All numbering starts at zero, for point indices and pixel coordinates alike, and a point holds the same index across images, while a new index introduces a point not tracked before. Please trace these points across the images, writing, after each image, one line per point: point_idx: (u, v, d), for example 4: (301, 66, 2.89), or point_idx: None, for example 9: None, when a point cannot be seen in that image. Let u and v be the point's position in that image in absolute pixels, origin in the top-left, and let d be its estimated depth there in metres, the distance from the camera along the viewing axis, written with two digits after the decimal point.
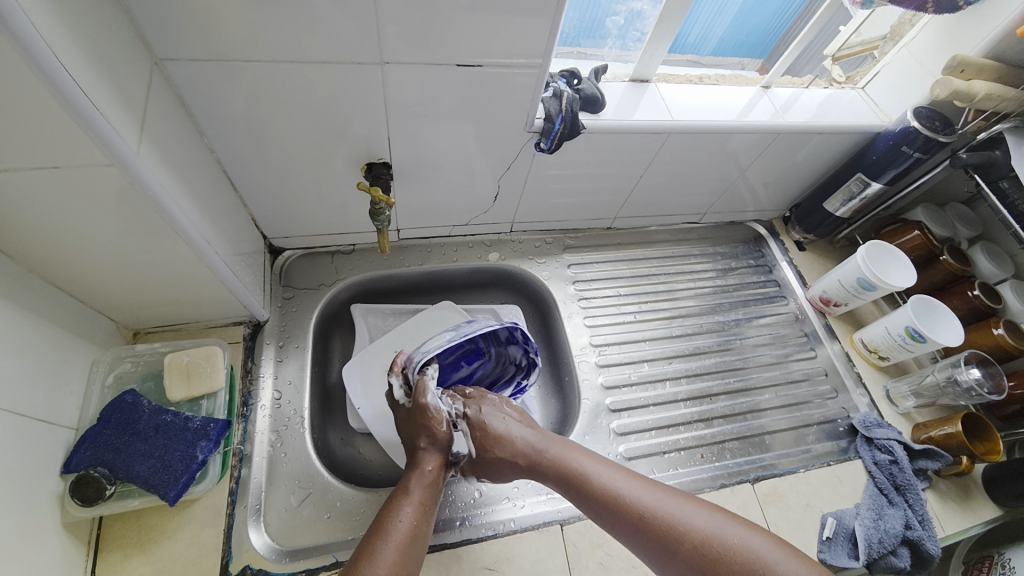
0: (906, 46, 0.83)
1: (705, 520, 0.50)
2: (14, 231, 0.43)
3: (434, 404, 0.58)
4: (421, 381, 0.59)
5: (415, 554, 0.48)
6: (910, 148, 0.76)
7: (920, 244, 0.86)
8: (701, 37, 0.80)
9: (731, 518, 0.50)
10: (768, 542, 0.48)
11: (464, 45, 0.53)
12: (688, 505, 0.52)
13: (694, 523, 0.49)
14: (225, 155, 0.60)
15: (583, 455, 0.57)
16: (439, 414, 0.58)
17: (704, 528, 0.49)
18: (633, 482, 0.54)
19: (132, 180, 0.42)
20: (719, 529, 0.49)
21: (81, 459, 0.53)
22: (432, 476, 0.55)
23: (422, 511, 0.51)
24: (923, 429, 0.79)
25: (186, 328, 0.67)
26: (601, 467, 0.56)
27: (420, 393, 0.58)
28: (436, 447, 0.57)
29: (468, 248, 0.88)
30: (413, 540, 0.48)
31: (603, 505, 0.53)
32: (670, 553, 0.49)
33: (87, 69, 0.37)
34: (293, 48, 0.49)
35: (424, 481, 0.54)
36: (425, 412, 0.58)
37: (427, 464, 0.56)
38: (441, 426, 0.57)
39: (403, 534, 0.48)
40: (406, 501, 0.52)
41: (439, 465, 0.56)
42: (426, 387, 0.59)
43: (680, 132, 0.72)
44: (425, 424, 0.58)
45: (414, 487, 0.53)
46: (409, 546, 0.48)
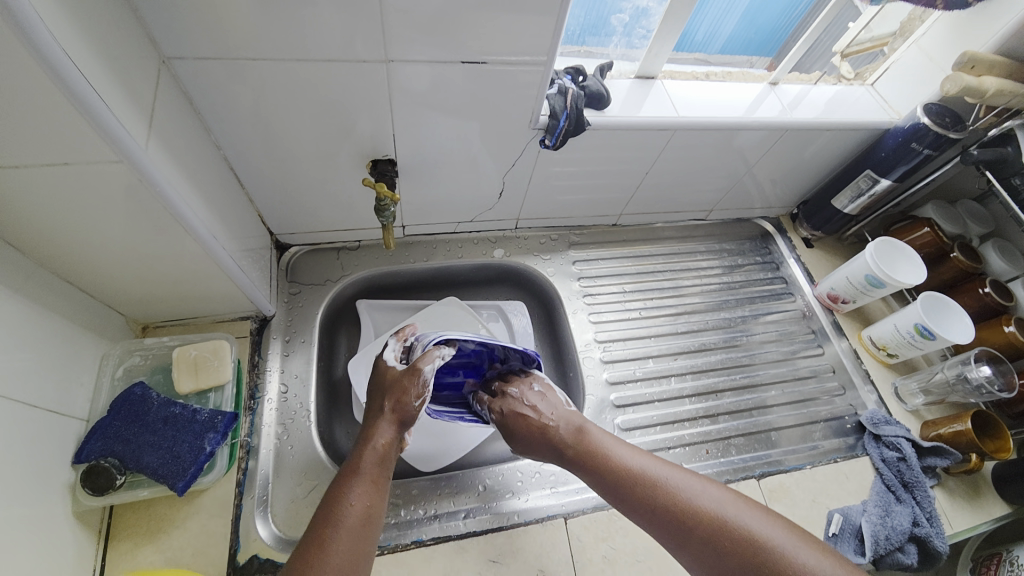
0: (917, 41, 0.81)
1: (723, 506, 0.50)
2: (25, 225, 0.44)
3: (426, 376, 0.58)
4: (426, 352, 0.59)
5: (368, 535, 0.48)
6: (919, 144, 0.75)
7: (929, 241, 0.85)
8: (710, 35, 0.79)
9: (749, 507, 0.50)
10: (785, 530, 0.48)
11: (468, 43, 0.53)
12: (708, 490, 0.52)
13: (713, 509, 0.50)
14: (232, 152, 0.60)
15: (607, 438, 0.58)
16: (418, 388, 0.57)
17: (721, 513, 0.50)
18: (652, 464, 0.55)
19: (141, 176, 0.43)
20: (737, 515, 0.49)
21: (92, 449, 0.54)
22: (384, 451, 0.54)
23: (375, 489, 0.51)
24: (931, 426, 0.79)
25: (194, 322, 0.68)
26: (623, 450, 0.57)
27: (418, 361, 0.58)
28: (396, 419, 0.56)
29: (474, 244, 0.88)
30: (367, 521, 0.48)
31: (623, 486, 0.54)
32: (685, 536, 0.50)
33: (96, 67, 0.37)
34: (298, 46, 0.49)
35: (376, 456, 0.53)
36: (411, 380, 0.57)
37: (379, 438, 0.54)
38: (411, 399, 0.56)
39: (357, 517, 0.48)
40: (357, 481, 0.51)
41: (394, 439, 0.55)
42: (429, 358, 0.58)
43: (686, 129, 0.71)
44: (400, 393, 0.57)
45: (367, 464, 0.52)
46: (362, 528, 0.47)
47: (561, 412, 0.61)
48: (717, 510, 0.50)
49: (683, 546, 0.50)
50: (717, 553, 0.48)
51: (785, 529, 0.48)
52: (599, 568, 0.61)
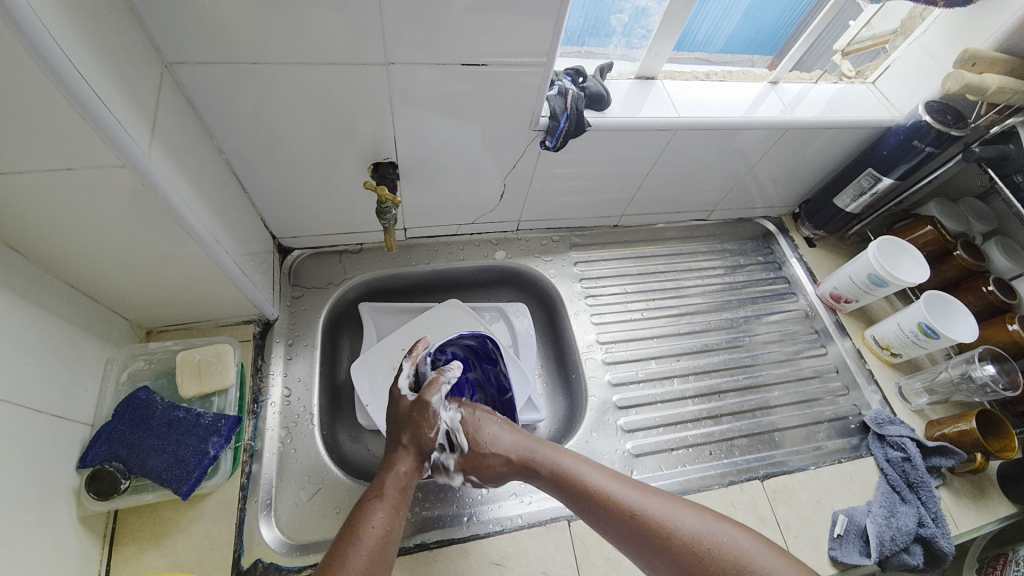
0: (917, 40, 0.81)
1: (693, 519, 0.51)
2: (30, 231, 0.44)
3: (436, 408, 0.58)
4: (435, 381, 0.59)
5: (387, 557, 0.48)
6: (921, 142, 0.75)
7: (933, 239, 0.85)
8: (710, 35, 0.79)
9: (722, 521, 0.51)
10: (760, 543, 0.48)
11: (469, 45, 0.53)
12: (679, 504, 0.53)
13: (684, 523, 0.50)
14: (234, 157, 0.61)
15: (571, 456, 0.58)
16: (432, 420, 0.58)
17: (694, 527, 0.50)
18: (621, 481, 0.55)
19: (144, 181, 0.43)
20: (711, 530, 0.50)
21: (96, 454, 0.54)
22: (406, 479, 0.55)
23: (395, 513, 0.52)
24: (936, 426, 0.78)
25: (197, 326, 0.68)
26: (587, 466, 0.57)
27: (428, 392, 0.58)
28: (415, 449, 0.57)
29: (475, 246, 0.88)
30: (386, 543, 0.49)
31: (590, 503, 0.54)
32: (656, 550, 0.50)
33: (98, 72, 0.37)
34: (299, 50, 0.50)
35: (398, 483, 0.54)
36: (423, 412, 0.58)
37: (401, 466, 0.56)
38: (429, 431, 0.58)
39: (375, 538, 0.49)
40: (379, 504, 0.52)
41: (413, 469, 0.57)
42: (436, 388, 0.58)
43: (687, 129, 0.72)
44: (414, 425, 0.58)
45: (388, 490, 0.54)
46: (380, 549, 0.48)
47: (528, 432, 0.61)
48: (687, 524, 0.50)
49: (655, 560, 0.50)
50: (688, 567, 0.48)
51: (757, 541, 0.49)
52: (603, 570, 0.61)
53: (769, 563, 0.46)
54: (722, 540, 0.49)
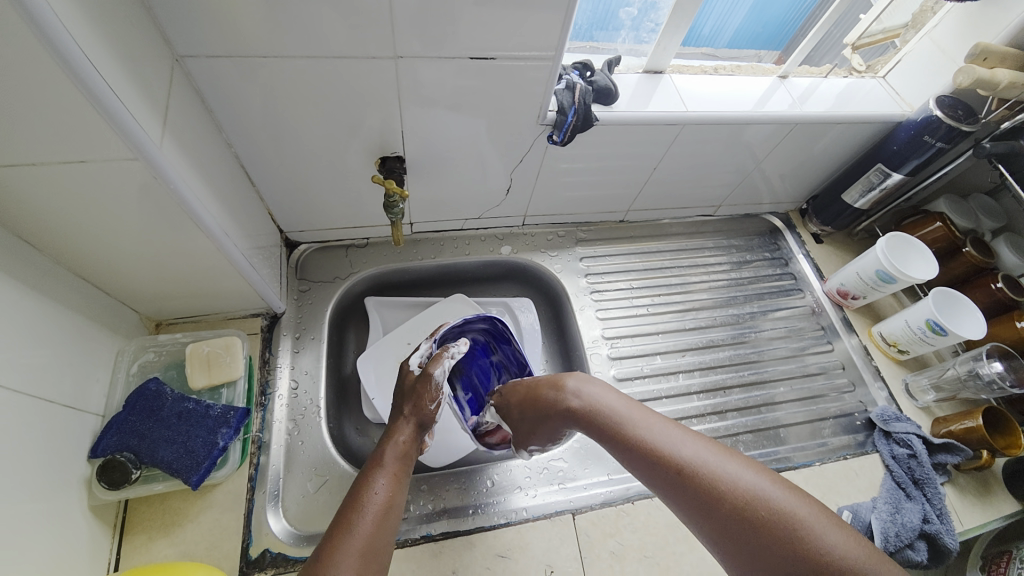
0: (929, 33, 0.81)
1: (748, 480, 0.47)
2: (42, 223, 0.44)
3: (438, 381, 0.59)
4: (438, 355, 0.61)
5: (389, 526, 0.49)
6: (932, 137, 0.74)
7: (942, 236, 0.84)
8: (717, 29, 0.79)
9: (784, 487, 0.46)
10: (819, 514, 0.43)
11: (477, 39, 0.53)
12: (737, 463, 0.48)
13: (740, 482, 0.46)
14: (242, 150, 0.61)
15: (618, 402, 0.59)
16: (433, 393, 0.59)
17: (749, 485, 0.46)
18: (668, 429, 0.54)
19: (155, 173, 0.43)
20: (767, 492, 0.45)
21: (107, 444, 0.54)
22: (405, 447, 0.56)
23: (395, 482, 0.52)
24: (942, 424, 0.78)
25: (205, 319, 0.69)
26: (644, 417, 0.56)
27: (431, 365, 0.60)
28: (415, 420, 0.58)
29: (481, 241, 0.88)
30: (388, 511, 0.49)
31: (645, 454, 0.52)
32: (708, 508, 0.46)
33: (112, 65, 0.38)
34: (307, 44, 0.50)
35: (397, 451, 0.55)
36: (425, 385, 0.59)
37: (401, 435, 0.57)
38: (429, 404, 0.59)
39: (378, 506, 0.49)
40: (380, 473, 0.52)
41: (412, 439, 0.57)
42: (440, 362, 0.60)
43: (695, 124, 0.71)
44: (416, 397, 0.59)
45: (388, 458, 0.54)
46: (383, 517, 0.49)
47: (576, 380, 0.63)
48: (742, 483, 0.46)
49: (703, 521, 0.47)
50: (742, 529, 0.44)
51: (819, 512, 0.43)
52: (607, 563, 0.61)
53: (830, 534, 0.42)
54: (778, 504, 0.44)
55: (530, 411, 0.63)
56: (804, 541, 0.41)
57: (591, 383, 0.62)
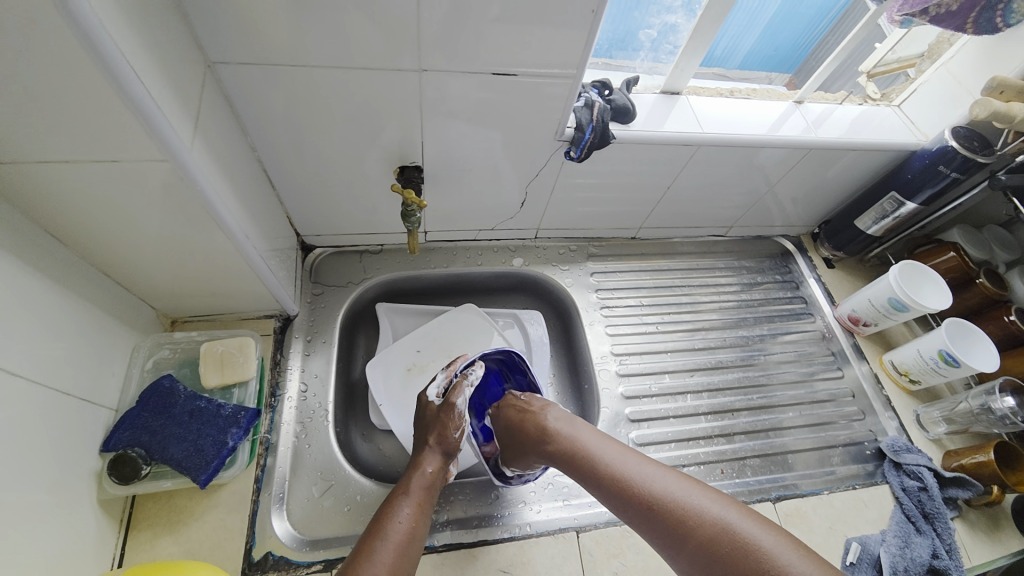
0: (944, 64, 0.82)
1: (714, 510, 0.48)
2: (70, 218, 0.46)
3: (460, 408, 0.62)
4: (458, 384, 0.63)
5: (412, 554, 0.51)
6: (946, 167, 0.74)
7: (955, 266, 0.84)
8: (729, 50, 0.79)
9: (748, 514, 0.47)
10: (786, 542, 0.44)
11: (500, 55, 0.54)
12: (705, 495, 0.50)
13: (707, 514, 0.48)
14: (265, 155, 0.62)
15: (593, 436, 0.59)
16: (457, 421, 0.61)
17: (716, 517, 0.47)
18: (641, 465, 0.55)
19: (183, 174, 0.44)
20: (735, 523, 0.46)
21: (119, 439, 0.55)
22: (432, 478, 0.58)
23: (420, 512, 0.54)
24: (953, 457, 0.77)
25: (220, 319, 0.70)
26: (615, 452, 0.57)
27: (452, 395, 0.62)
28: (441, 450, 0.60)
29: (493, 253, 0.89)
30: (411, 540, 0.51)
31: (618, 489, 0.53)
32: (680, 542, 0.48)
33: (149, 68, 0.39)
34: (336, 54, 0.51)
35: (424, 481, 0.57)
36: (449, 413, 0.61)
37: (427, 466, 0.59)
38: (453, 433, 0.61)
39: (402, 534, 0.51)
40: (405, 501, 0.55)
41: (438, 469, 0.59)
42: (460, 391, 0.63)
43: (710, 145, 0.72)
44: (441, 426, 0.61)
45: (414, 487, 0.56)
46: (406, 545, 0.51)
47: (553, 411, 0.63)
48: (708, 514, 0.48)
49: (677, 555, 0.48)
50: (713, 561, 0.45)
51: (782, 537, 0.45)
52: None
53: (792, 559, 0.43)
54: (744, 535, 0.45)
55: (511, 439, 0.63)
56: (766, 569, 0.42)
57: (565, 415, 0.62)
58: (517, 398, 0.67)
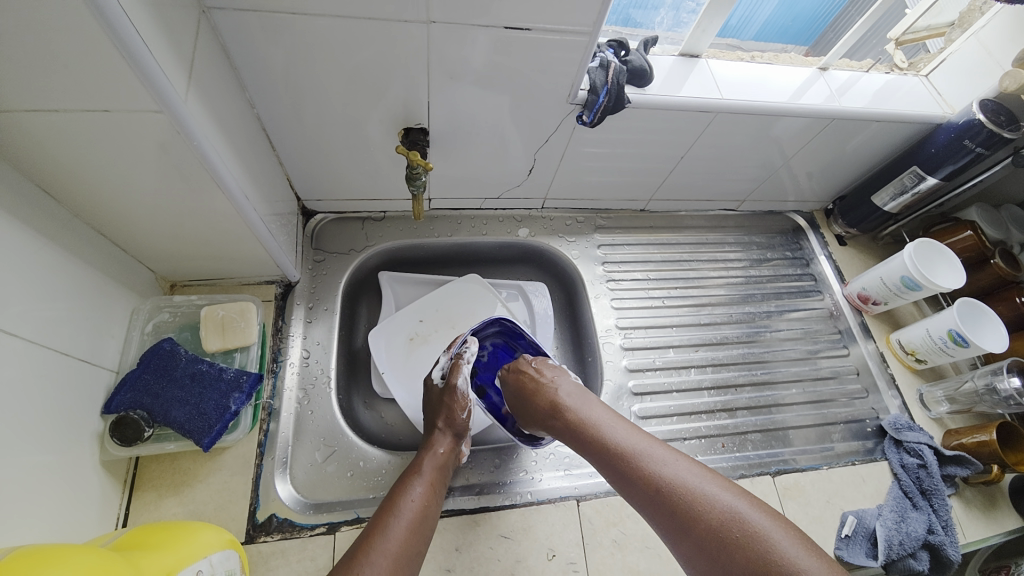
0: (975, 34, 0.79)
1: (721, 499, 0.47)
2: (61, 172, 0.44)
3: (462, 389, 0.62)
4: (455, 364, 0.64)
5: (424, 533, 0.51)
6: (971, 142, 0.71)
7: (971, 245, 0.82)
8: (745, 20, 0.75)
9: (758, 505, 0.46)
10: (796, 538, 0.43)
11: (512, 7, 0.51)
12: (715, 484, 0.49)
13: (715, 501, 0.47)
14: (264, 112, 0.60)
15: (604, 415, 0.59)
16: (462, 401, 0.62)
17: (724, 505, 0.46)
18: (652, 447, 0.54)
19: (179, 128, 0.42)
20: (744, 512, 0.45)
21: (121, 401, 0.55)
22: (443, 458, 0.59)
23: (432, 491, 0.55)
24: (954, 436, 0.77)
25: (220, 283, 0.69)
26: (626, 433, 0.56)
27: (452, 376, 0.63)
28: (451, 431, 0.61)
29: (499, 222, 0.87)
30: (424, 518, 0.52)
31: (626, 469, 0.53)
32: (684, 528, 0.47)
33: (141, 10, 0.36)
34: (337, 4, 0.48)
35: (435, 462, 0.58)
36: (452, 395, 0.62)
37: (439, 447, 0.59)
38: (460, 413, 0.61)
39: (415, 512, 0.52)
40: (417, 480, 0.55)
41: (449, 449, 0.60)
42: (460, 370, 0.63)
43: (728, 112, 0.69)
44: (447, 409, 0.62)
45: (426, 468, 0.57)
46: (419, 523, 0.51)
47: (566, 384, 0.63)
48: (715, 502, 0.47)
49: (679, 540, 0.47)
50: (714, 548, 0.44)
51: (791, 533, 0.44)
52: (609, 551, 0.61)
53: (797, 555, 0.42)
54: (753, 526, 0.44)
55: (523, 406, 0.63)
56: (771, 563, 0.41)
57: (576, 389, 0.62)
58: (529, 365, 0.66)
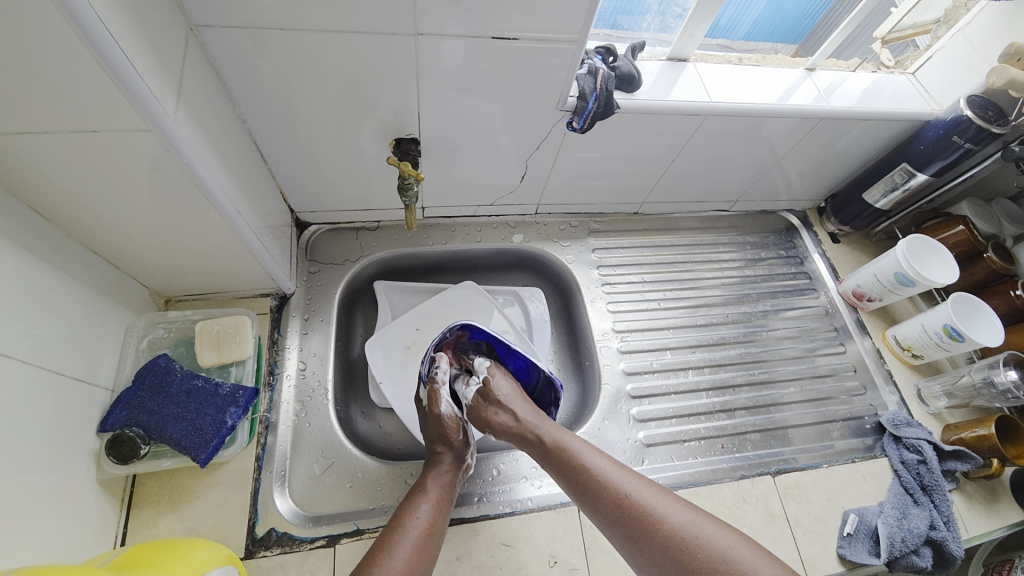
0: (960, 31, 0.80)
1: (680, 515, 0.50)
2: (50, 194, 0.44)
3: (445, 414, 0.63)
4: (432, 393, 0.65)
5: (431, 550, 0.52)
6: (960, 138, 0.72)
7: (964, 240, 0.82)
8: (734, 21, 0.76)
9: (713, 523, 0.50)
10: (750, 550, 0.47)
11: (501, 17, 0.51)
12: (673, 503, 0.52)
13: (675, 521, 0.50)
14: (256, 127, 0.60)
15: (568, 435, 0.60)
16: (453, 424, 0.62)
17: (682, 525, 0.49)
18: (613, 467, 0.56)
19: (169, 146, 0.42)
20: (700, 530, 0.49)
21: (116, 419, 0.54)
22: (449, 476, 0.59)
23: (439, 508, 0.55)
24: (953, 430, 0.77)
25: (215, 297, 0.69)
26: (588, 453, 0.57)
27: (434, 405, 0.64)
28: (453, 450, 0.61)
29: (493, 229, 0.87)
30: (430, 537, 0.52)
31: (588, 490, 0.54)
32: (644, 546, 0.50)
33: (129, 32, 0.37)
34: (324, 17, 0.48)
35: (441, 479, 0.58)
36: (439, 423, 0.63)
37: (444, 465, 0.60)
38: (457, 434, 0.62)
39: (420, 530, 0.52)
40: (423, 498, 0.55)
41: (455, 468, 0.60)
42: (437, 398, 0.64)
43: (717, 115, 0.70)
44: (441, 433, 0.62)
45: (432, 486, 0.57)
46: (425, 540, 0.52)
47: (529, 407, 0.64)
48: (675, 518, 0.50)
49: (640, 555, 0.50)
50: (674, 566, 0.48)
51: (745, 545, 0.48)
52: (611, 556, 0.61)
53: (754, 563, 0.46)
54: (710, 544, 0.48)
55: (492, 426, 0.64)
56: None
57: (538, 414, 0.63)
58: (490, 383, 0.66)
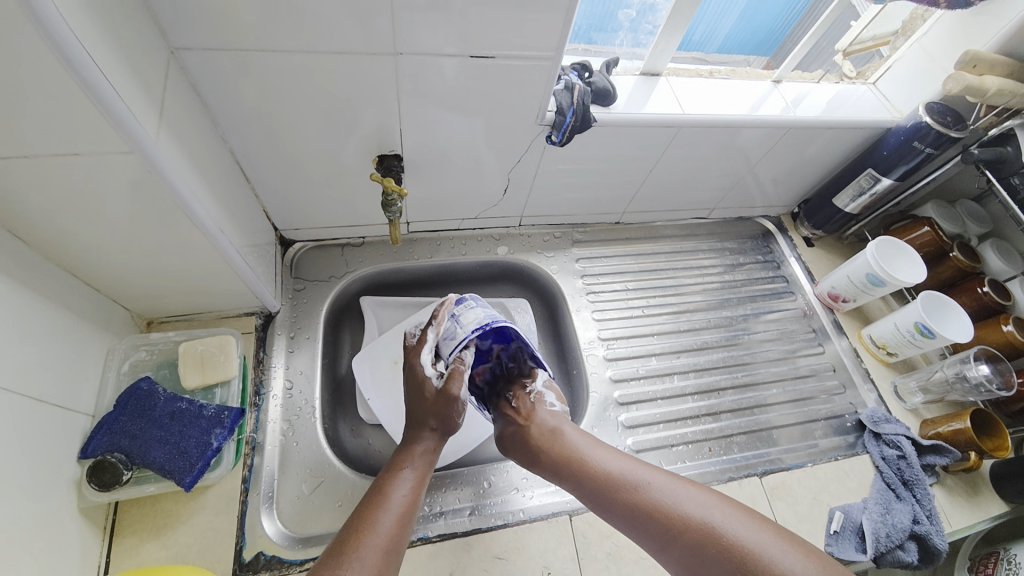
0: (918, 41, 0.83)
1: (706, 510, 0.52)
2: (29, 218, 0.44)
3: (461, 398, 0.60)
4: (457, 373, 0.61)
5: (410, 525, 0.52)
6: (921, 143, 0.76)
7: (930, 241, 0.86)
8: (707, 36, 0.79)
9: (737, 513, 0.52)
10: (774, 538, 0.49)
11: (477, 36, 0.53)
12: (696, 497, 0.54)
13: (699, 515, 0.52)
14: (237, 146, 0.60)
15: (588, 440, 0.62)
16: (462, 409, 0.60)
17: (706, 518, 0.51)
18: (634, 469, 0.58)
19: (150, 167, 0.42)
20: (723, 522, 0.51)
21: (98, 445, 0.54)
22: (432, 452, 0.58)
23: (419, 483, 0.55)
24: (930, 425, 0.79)
25: (198, 318, 0.68)
26: (610, 458, 0.59)
27: (451, 384, 0.60)
28: (442, 428, 0.60)
29: (478, 242, 0.88)
30: (411, 512, 0.52)
31: (611, 491, 0.56)
32: (671, 541, 0.52)
33: (109, 55, 0.37)
34: (305, 39, 0.49)
35: (425, 456, 0.58)
36: (451, 403, 0.59)
37: (430, 440, 0.59)
38: (457, 417, 0.60)
39: (403, 506, 0.52)
40: (406, 475, 0.55)
41: (438, 444, 0.59)
42: (460, 381, 0.60)
43: (690, 126, 0.72)
44: (444, 411, 0.59)
45: (416, 462, 0.57)
46: (405, 515, 0.52)
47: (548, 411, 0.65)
48: (701, 513, 0.52)
49: (668, 551, 0.52)
50: (701, 559, 0.50)
51: (770, 533, 0.50)
52: (604, 564, 0.61)
53: (781, 556, 0.48)
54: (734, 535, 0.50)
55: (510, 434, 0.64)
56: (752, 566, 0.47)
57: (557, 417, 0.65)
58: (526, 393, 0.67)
